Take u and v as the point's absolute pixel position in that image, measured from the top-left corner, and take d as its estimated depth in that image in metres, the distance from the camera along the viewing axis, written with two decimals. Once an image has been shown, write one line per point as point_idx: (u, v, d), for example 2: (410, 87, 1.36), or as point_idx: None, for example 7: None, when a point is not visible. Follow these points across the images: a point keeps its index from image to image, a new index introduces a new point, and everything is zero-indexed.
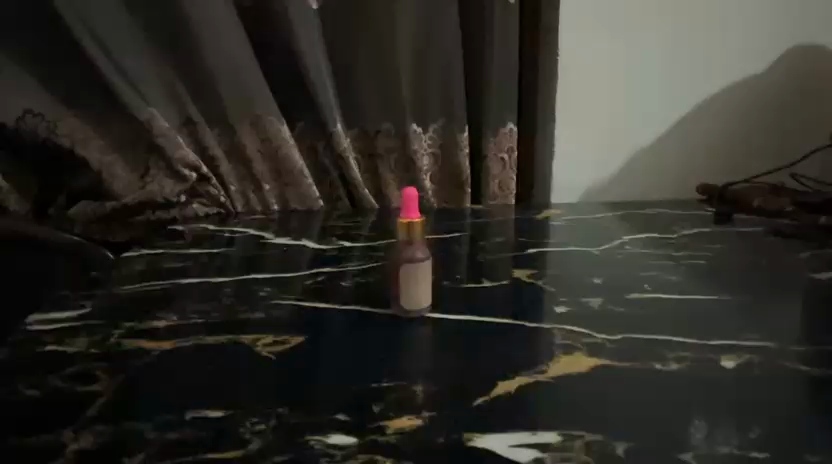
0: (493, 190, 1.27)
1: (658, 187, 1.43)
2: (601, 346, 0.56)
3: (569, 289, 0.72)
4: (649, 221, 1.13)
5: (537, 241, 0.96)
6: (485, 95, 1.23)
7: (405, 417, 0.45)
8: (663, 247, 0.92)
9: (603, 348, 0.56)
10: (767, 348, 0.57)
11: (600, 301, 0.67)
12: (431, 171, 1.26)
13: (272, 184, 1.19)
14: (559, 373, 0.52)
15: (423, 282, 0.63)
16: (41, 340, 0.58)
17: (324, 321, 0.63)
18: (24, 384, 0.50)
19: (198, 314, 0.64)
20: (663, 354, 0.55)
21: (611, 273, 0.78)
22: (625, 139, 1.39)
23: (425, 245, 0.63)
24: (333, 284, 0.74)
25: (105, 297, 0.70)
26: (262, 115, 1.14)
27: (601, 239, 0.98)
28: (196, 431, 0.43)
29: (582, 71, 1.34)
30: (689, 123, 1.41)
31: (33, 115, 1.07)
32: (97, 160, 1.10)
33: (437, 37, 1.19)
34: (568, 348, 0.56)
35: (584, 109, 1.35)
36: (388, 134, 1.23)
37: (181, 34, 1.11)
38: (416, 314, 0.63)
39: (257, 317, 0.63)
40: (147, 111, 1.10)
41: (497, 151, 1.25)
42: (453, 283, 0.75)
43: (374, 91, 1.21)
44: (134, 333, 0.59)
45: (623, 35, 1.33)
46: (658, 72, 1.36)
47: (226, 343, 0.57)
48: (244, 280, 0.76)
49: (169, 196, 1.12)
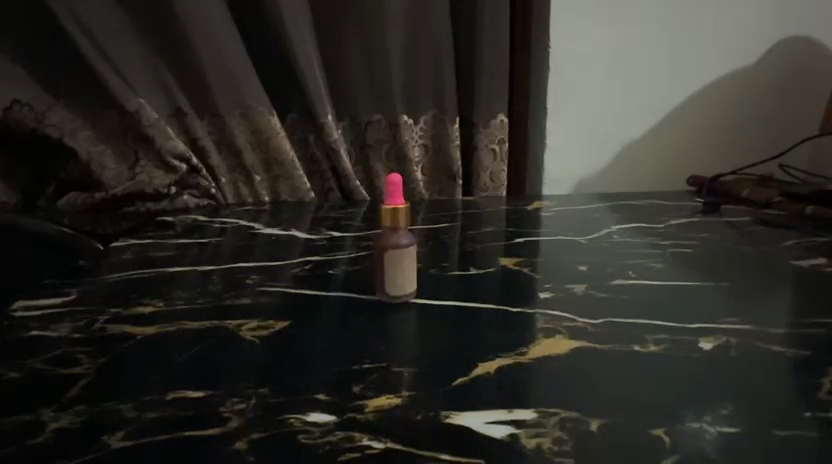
0: (484, 181, 1.27)
1: (649, 179, 1.44)
2: (582, 330, 0.57)
3: (554, 276, 0.72)
4: (639, 211, 1.14)
5: (526, 231, 0.97)
6: (476, 87, 1.24)
7: (384, 397, 0.46)
8: (650, 236, 0.93)
9: (584, 331, 0.57)
10: (745, 331, 0.58)
11: (584, 287, 0.68)
12: (422, 163, 1.27)
13: (263, 176, 1.19)
14: (539, 355, 0.52)
15: (407, 268, 0.63)
16: (26, 325, 0.58)
17: (309, 306, 0.63)
18: (7, 366, 0.50)
19: (184, 300, 0.65)
20: (643, 337, 0.56)
21: (597, 261, 0.78)
22: (616, 132, 1.39)
23: (410, 231, 0.63)
24: (321, 271, 0.75)
25: (92, 285, 0.70)
26: (251, 106, 1.14)
27: (589, 229, 0.99)
28: (177, 410, 0.44)
29: (574, 65, 1.34)
30: (680, 115, 1.41)
31: (20, 106, 1.07)
32: (86, 150, 1.10)
33: (427, 29, 1.19)
34: (550, 332, 0.57)
35: (575, 102, 1.36)
36: (379, 125, 1.23)
37: (169, 25, 1.11)
38: (401, 300, 0.64)
39: (243, 303, 0.64)
40: (136, 101, 1.10)
41: (488, 143, 1.25)
42: (439, 271, 0.75)
43: (365, 83, 1.22)
44: (119, 318, 0.59)
45: (615, 26, 1.33)
46: (650, 65, 1.37)
47: (210, 328, 0.57)
48: (231, 268, 0.77)
49: (159, 187, 1.12)
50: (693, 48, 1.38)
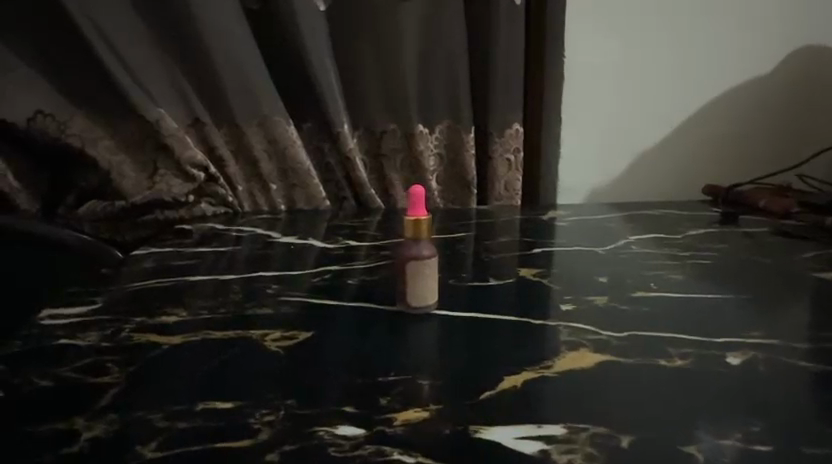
0: (499, 190, 1.27)
1: (664, 188, 1.43)
2: (606, 343, 0.57)
3: (574, 288, 0.72)
4: (656, 221, 1.13)
5: (542, 242, 0.97)
6: (491, 94, 1.24)
7: (412, 410, 0.46)
8: (667, 247, 0.93)
9: (607, 344, 0.56)
10: (771, 345, 0.57)
11: (604, 299, 0.68)
12: (437, 172, 1.27)
13: (279, 184, 1.20)
14: (564, 368, 0.52)
15: (429, 279, 0.63)
16: (52, 333, 0.59)
17: (330, 317, 0.63)
18: (36, 374, 0.51)
19: (206, 310, 0.65)
20: (668, 350, 0.55)
21: (615, 272, 0.78)
22: (630, 141, 1.39)
23: (431, 243, 0.64)
24: (339, 282, 0.75)
25: (116, 294, 0.71)
26: (269, 116, 1.15)
27: (607, 239, 0.98)
28: (207, 422, 0.44)
29: (590, 72, 1.34)
30: (694, 124, 1.41)
31: (44, 116, 1.09)
32: (107, 160, 1.12)
33: (443, 38, 1.20)
34: (574, 344, 0.56)
35: (590, 110, 1.36)
36: (394, 134, 1.23)
37: (189, 37, 1.12)
38: (422, 311, 0.64)
39: (265, 313, 0.64)
40: (157, 112, 1.11)
41: (503, 152, 1.25)
42: (458, 281, 0.75)
43: (380, 92, 1.22)
44: (144, 328, 0.60)
45: (630, 34, 1.33)
46: (663, 72, 1.37)
47: (235, 338, 0.58)
48: (251, 277, 0.77)
49: (178, 196, 1.14)
50: (707, 54, 1.37)
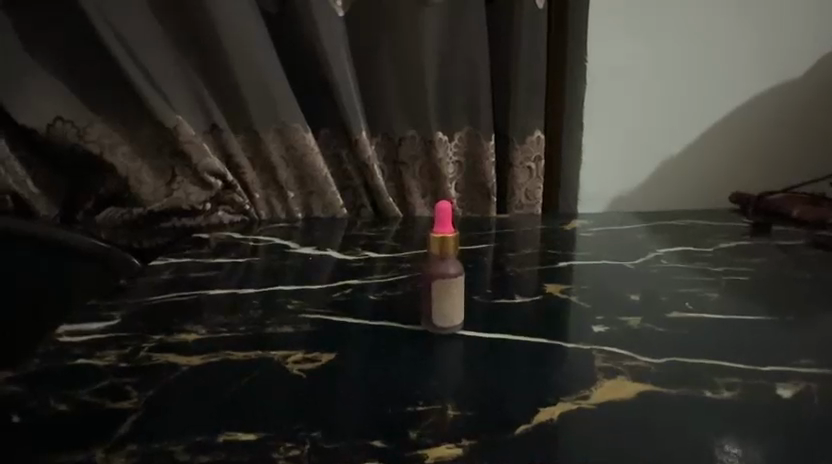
0: (519, 199, 1.24)
1: (690, 195, 1.39)
2: (645, 370, 0.54)
3: (604, 306, 0.69)
4: (684, 233, 1.10)
5: (566, 254, 0.93)
6: (512, 100, 1.21)
7: (444, 445, 0.44)
8: (699, 261, 0.89)
9: (647, 372, 0.53)
10: (824, 374, 0.54)
11: (638, 321, 0.64)
12: (456, 180, 1.24)
13: (297, 192, 1.19)
14: (603, 399, 0.49)
15: (456, 299, 0.61)
16: (70, 350, 0.57)
17: (352, 337, 0.61)
18: (54, 397, 0.49)
19: (226, 328, 0.63)
20: (713, 380, 0.52)
21: (647, 289, 0.75)
22: (655, 147, 1.35)
23: (458, 260, 0.61)
24: (360, 297, 0.73)
25: (134, 308, 0.69)
26: (287, 123, 1.14)
27: (635, 253, 0.94)
28: (229, 456, 0.42)
29: (613, 75, 1.30)
30: (722, 130, 1.36)
31: (63, 123, 1.09)
32: (125, 167, 1.11)
33: (464, 42, 1.18)
34: (611, 372, 0.54)
35: (613, 114, 1.32)
36: (413, 141, 1.21)
37: (208, 41, 1.12)
38: (448, 331, 0.62)
39: (286, 332, 0.62)
40: (174, 118, 1.10)
41: (523, 160, 1.22)
42: (483, 298, 0.73)
43: (398, 98, 1.20)
44: (162, 347, 0.58)
45: (656, 37, 1.30)
46: (690, 76, 1.33)
47: (256, 359, 0.56)
48: (270, 291, 0.75)
49: (195, 203, 1.13)
50: (736, 56, 1.33)
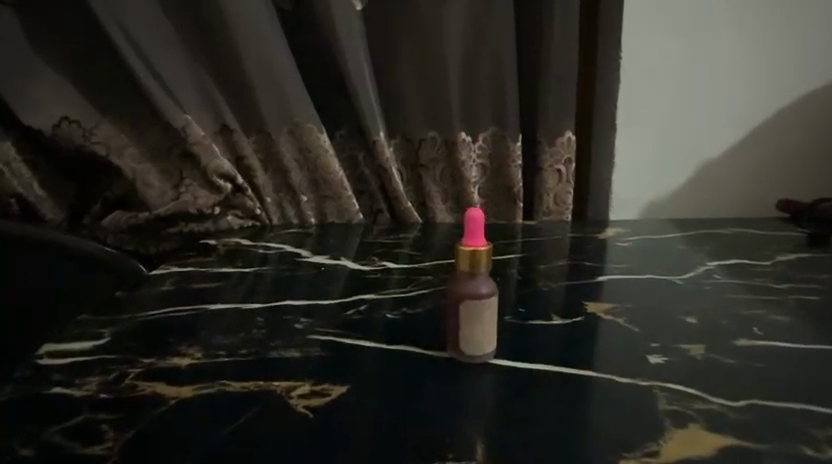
0: (547, 205, 1.15)
1: (729, 203, 1.28)
2: (721, 417, 0.45)
3: (658, 330, 0.60)
4: (734, 243, 0.99)
5: (605, 266, 0.84)
6: (542, 98, 1.12)
7: None
8: (757, 277, 0.79)
9: (724, 419, 0.45)
10: None
11: (700, 351, 0.55)
12: (480, 184, 1.16)
13: (310, 196, 1.12)
14: (677, 458, 0.41)
15: (488, 324, 0.53)
16: (48, 377, 0.50)
17: (366, 366, 0.54)
18: (20, 439, 0.42)
19: (226, 351, 0.56)
20: (808, 431, 0.43)
21: (704, 309, 0.66)
22: (693, 150, 1.25)
23: (490, 279, 0.54)
24: (377, 316, 0.65)
25: (127, 325, 0.62)
26: (301, 123, 1.07)
27: (682, 265, 0.85)
28: None
29: (648, 73, 1.21)
30: (767, 132, 1.25)
31: (69, 122, 1.04)
32: (132, 169, 1.05)
33: (489, 37, 1.09)
34: (681, 419, 0.45)
35: (647, 115, 1.23)
36: (434, 142, 1.13)
37: (218, 36, 1.05)
38: (478, 361, 0.54)
39: (293, 357, 0.55)
40: (183, 118, 1.04)
41: (553, 163, 1.13)
42: (516, 319, 0.64)
43: (419, 97, 1.12)
44: (151, 373, 0.51)
45: (696, 32, 1.20)
46: (733, 74, 1.22)
47: (256, 391, 0.49)
48: (278, 306, 0.68)
49: (203, 207, 1.06)
50: (784, 53, 1.22)
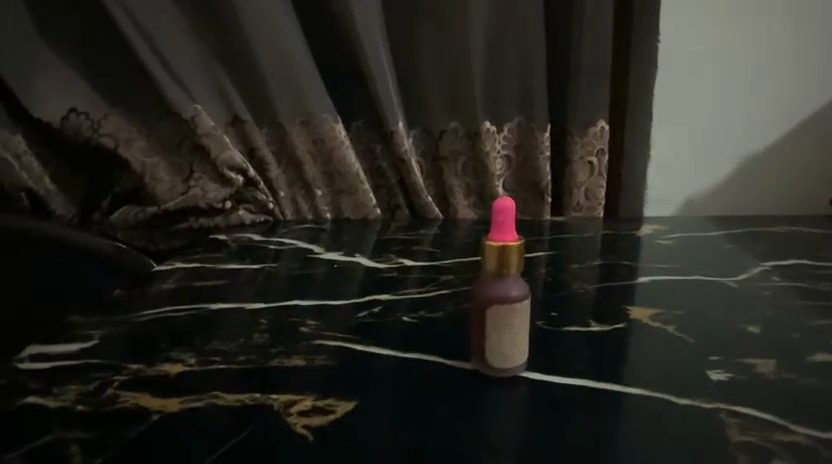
0: (578, 200, 1.07)
1: (777, 199, 1.18)
2: (811, 452, 0.40)
3: (716, 341, 0.54)
4: (789, 242, 0.90)
5: (646, 266, 0.76)
6: (573, 85, 1.04)
7: None
8: (822, 281, 0.70)
9: (813, 455, 0.40)
10: None
11: (770, 366, 0.50)
12: (504, 177, 1.09)
13: (325, 190, 1.06)
14: None
15: (516, 333, 0.47)
16: (24, 387, 0.48)
17: (373, 376, 0.48)
18: None
19: (221, 358, 0.51)
20: None
21: (766, 318, 0.59)
22: (737, 143, 1.15)
23: (521, 280, 0.47)
24: (393, 319, 0.59)
25: (120, 327, 0.58)
26: (315, 113, 1.01)
27: (733, 266, 0.76)
28: None
29: (688, 59, 1.11)
30: (820, 122, 1.15)
31: (77, 114, 1.00)
32: (140, 162, 1.01)
33: (516, 19, 1.02)
34: (759, 455, 0.40)
35: (686, 105, 1.13)
36: (456, 134, 1.06)
37: (228, 23, 1.00)
38: (505, 374, 0.48)
39: (296, 367, 0.50)
40: (192, 108, 1.00)
41: (584, 155, 1.05)
42: (549, 325, 0.58)
43: (441, 84, 1.05)
44: (134, 384, 0.48)
45: (741, 15, 1.10)
46: (782, 59, 1.12)
47: (250, 406, 0.44)
48: (285, 307, 0.62)
49: (213, 201, 1.02)
50: None
